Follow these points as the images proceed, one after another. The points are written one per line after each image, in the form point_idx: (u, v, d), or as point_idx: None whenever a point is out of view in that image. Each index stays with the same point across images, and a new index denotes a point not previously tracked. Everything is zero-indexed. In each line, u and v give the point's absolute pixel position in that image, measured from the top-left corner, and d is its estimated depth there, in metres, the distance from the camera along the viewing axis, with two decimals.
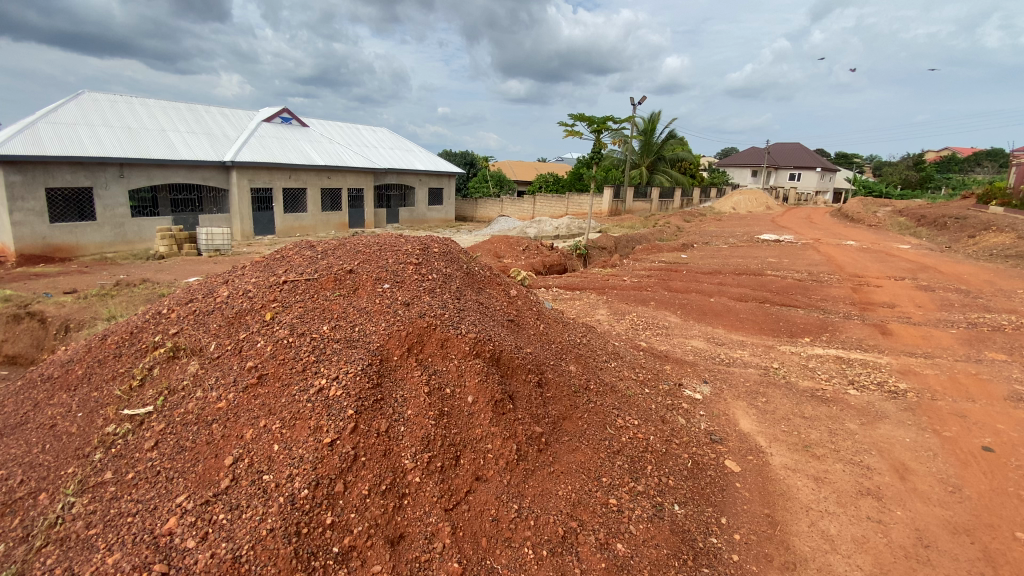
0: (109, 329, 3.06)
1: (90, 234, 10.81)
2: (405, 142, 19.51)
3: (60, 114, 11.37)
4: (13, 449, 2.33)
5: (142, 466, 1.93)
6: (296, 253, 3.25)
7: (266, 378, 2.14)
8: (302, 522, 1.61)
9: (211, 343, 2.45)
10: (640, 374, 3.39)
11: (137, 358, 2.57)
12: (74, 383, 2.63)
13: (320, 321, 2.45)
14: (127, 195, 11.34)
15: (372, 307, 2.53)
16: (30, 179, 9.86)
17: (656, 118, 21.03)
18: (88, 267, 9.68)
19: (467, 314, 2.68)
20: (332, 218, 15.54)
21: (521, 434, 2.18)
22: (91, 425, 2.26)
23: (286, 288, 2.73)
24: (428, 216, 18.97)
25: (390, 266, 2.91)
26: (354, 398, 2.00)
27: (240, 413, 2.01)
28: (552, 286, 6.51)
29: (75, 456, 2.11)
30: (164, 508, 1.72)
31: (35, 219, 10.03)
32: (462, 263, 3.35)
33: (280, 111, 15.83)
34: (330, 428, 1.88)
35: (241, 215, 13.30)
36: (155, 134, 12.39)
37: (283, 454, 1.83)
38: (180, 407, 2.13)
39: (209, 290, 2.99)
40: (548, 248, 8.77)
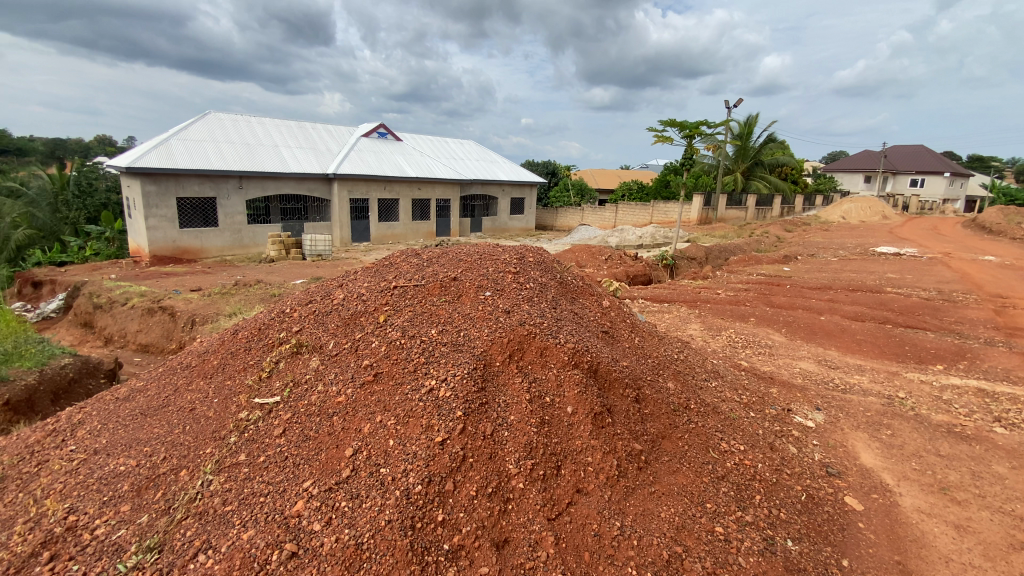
0: (239, 325, 3.42)
1: (212, 239, 12.23)
2: (490, 154, 20.07)
3: (192, 132, 13.00)
4: (158, 428, 2.68)
5: (271, 451, 2.12)
6: (403, 259, 3.44)
7: (381, 376, 2.29)
8: (417, 516, 1.68)
9: (330, 341, 2.66)
10: (744, 396, 3.18)
11: (264, 352, 2.84)
12: (209, 372, 2.96)
13: (428, 325, 2.56)
14: (244, 204, 12.69)
15: (474, 314, 2.60)
16: (163, 189, 11.34)
17: (753, 122, 19.88)
18: (211, 268, 10.92)
19: (565, 324, 2.67)
20: (421, 227, 16.35)
21: (621, 450, 2.12)
22: (225, 410, 2.53)
23: (397, 292, 2.89)
24: (510, 226, 19.34)
25: (490, 274, 2.99)
26: (461, 400, 2.06)
27: (358, 407, 2.16)
28: (639, 298, 6.35)
29: (212, 437, 2.37)
30: (293, 491, 1.87)
31: (168, 225, 11.51)
32: (556, 272, 3.35)
33: (377, 126, 16.93)
34: (441, 428, 1.95)
35: (340, 223, 14.38)
36: (269, 149, 13.76)
37: (397, 448, 1.92)
38: (304, 399, 2.33)
39: (326, 293, 3.26)
40: (633, 258, 8.56)
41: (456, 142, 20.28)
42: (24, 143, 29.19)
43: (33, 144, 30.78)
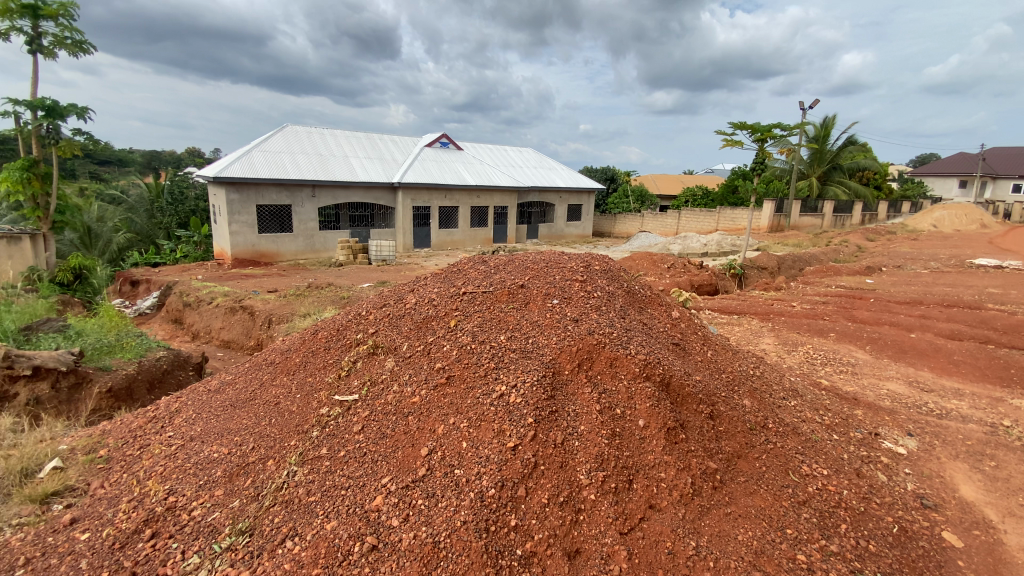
0: (319, 326, 3.65)
1: (287, 244, 13.06)
2: (548, 161, 20.17)
3: (271, 144, 13.99)
4: (246, 419, 2.90)
5: (350, 446, 2.25)
6: (471, 266, 3.54)
7: (453, 379, 2.38)
8: (490, 519, 1.72)
9: (404, 343, 2.81)
10: (826, 417, 3.00)
11: (342, 352, 3.02)
12: (292, 369, 3.18)
13: (497, 331, 2.62)
14: (316, 211, 13.47)
15: (543, 321, 2.63)
16: (245, 198, 12.23)
17: (831, 123, 18.76)
18: (286, 271, 11.65)
19: (635, 334, 2.63)
20: (479, 234, 16.67)
21: (695, 467, 2.06)
22: (307, 405, 2.71)
23: (466, 298, 3.00)
24: (566, 232, 19.30)
25: (558, 282, 3.01)
26: (532, 406, 2.08)
27: (432, 408, 2.27)
28: (706, 308, 6.14)
29: (296, 430, 2.54)
30: (372, 486, 1.99)
31: (248, 231, 12.40)
32: (623, 281, 3.31)
33: (439, 136, 17.48)
34: (513, 433, 1.99)
35: (403, 230, 14.93)
36: (339, 159, 14.55)
37: (470, 451, 1.99)
38: (380, 398, 2.47)
39: (399, 298, 3.44)
40: (698, 266, 8.29)
41: (515, 150, 20.55)
42: (125, 155, 32.34)
43: (134, 156, 34.19)
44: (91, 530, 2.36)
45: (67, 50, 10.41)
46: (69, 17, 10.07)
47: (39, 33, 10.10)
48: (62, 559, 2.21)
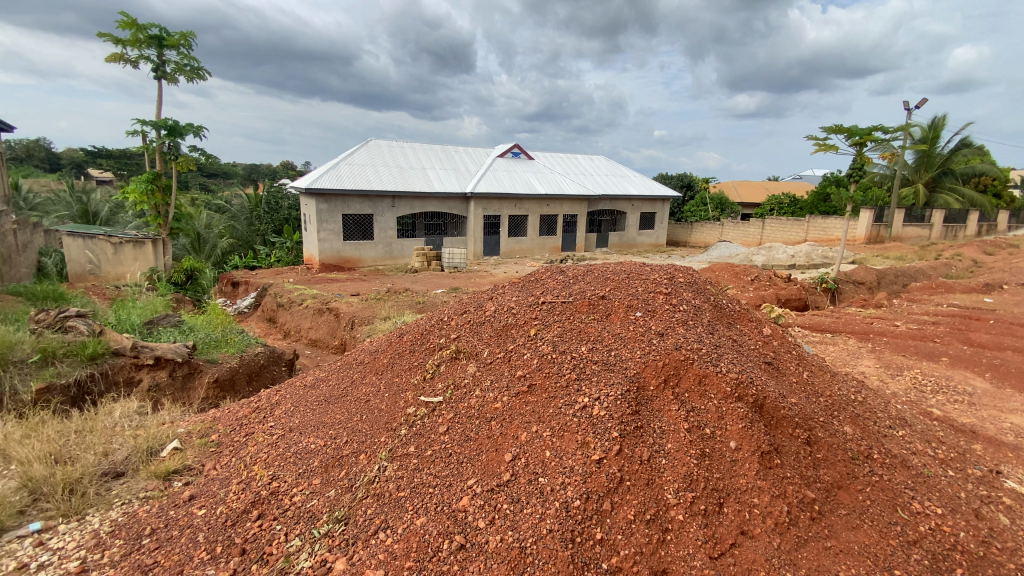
0: (404, 331, 3.88)
1: (368, 251, 13.86)
2: (620, 170, 19.91)
3: (356, 157, 14.95)
4: (339, 414, 3.12)
5: (436, 447, 2.37)
6: (549, 275, 3.59)
7: (534, 388, 2.42)
8: (576, 530, 1.74)
9: (484, 349, 2.91)
10: (938, 450, 2.71)
11: (427, 356, 3.19)
12: (380, 369, 3.42)
13: (578, 342, 2.64)
14: (395, 220, 14.19)
15: (626, 334, 2.63)
16: (332, 207, 13.14)
17: (941, 124, 16.98)
18: (366, 276, 12.35)
19: (724, 351, 2.56)
20: (548, 242, 16.75)
21: (792, 495, 1.95)
22: (395, 404, 2.88)
23: (545, 307, 3.04)
24: (638, 241, 18.92)
25: (640, 293, 2.99)
26: (616, 420, 2.09)
27: (514, 415, 2.33)
28: (795, 325, 5.76)
29: (385, 428, 2.70)
30: (459, 487, 2.08)
31: (334, 238, 13.30)
32: (709, 294, 3.22)
33: (511, 146, 17.82)
34: (598, 446, 2.00)
35: (474, 238, 15.34)
36: (417, 171, 15.26)
37: (553, 460, 2.02)
38: (464, 401, 2.58)
39: (478, 305, 3.58)
40: (785, 279, 7.80)
41: (586, 158, 20.48)
42: (229, 168, 35.91)
43: (236, 168, 37.76)
44: (206, 508, 2.64)
45: (186, 75, 11.77)
46: (187, 46, 11.38)
47: (164, 61, 11.49)
48: (182, 531, 2.48)
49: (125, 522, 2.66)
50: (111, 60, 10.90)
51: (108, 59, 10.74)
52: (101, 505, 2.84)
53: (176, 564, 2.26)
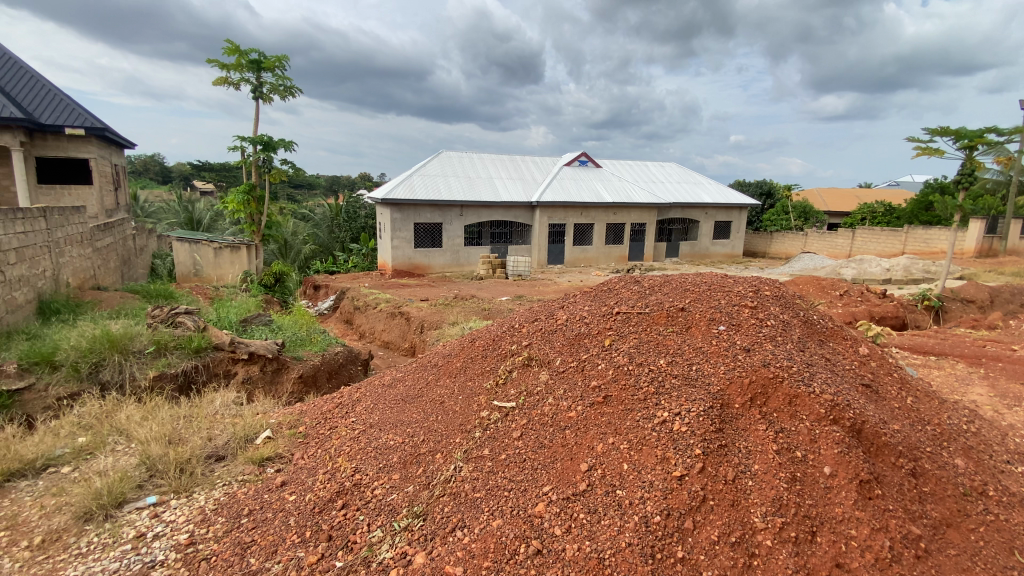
0: (477, 336, 4.01)
1: (437, 258, 14.34)
2: (692, 178, 19.27)
3: (428, 168, 15.59)
4: (415, 413, 3.26)
5: (510, 452, 2.41)
6: (623, 285, 3.56)
7: (610, 400, 2.42)
8: (656, 547, 1.73)
9: (557, 358, 2.93)
10: None
11: (500, 362, 3.27)
12: (454, 372, 3.55)
13: (656, 354, 2.62)
14: (463, 228, 14.60)
15: (709, 349, 2.57)
16: (404, 216, 13.75)
17: None
18: (435, 282, 12.78)
19: (817, 371, 2.44)
20: (615, 251, 16.49)
21: (896, 530, 1.79)
22: (469, 407, 2.97)
23: (620, 318, 3.02)
24: (712, 251, 18.19)
25: (724, 306, 2.91)
26: (699, 437, 2.06)
27: (590, 425, 2.33)
28: (893, 345, 5.29)
29: (460, 429, 2.79)
30: (534, 493, 2.11)
31: (406, 245, 13.90)
32: (799, 310, 3.09)
33: (578, 155, 17.79)
34: (679, 463, 1.98)
35: (539, 246, 15.42)
36: (485, 181, 15.64)
37: (632, 474, 2.02)
38: (537, 408, 2.61)
39: (550, 313, 3.61)
40: (879, 295, 7.19)
41: (655, 166, 20.04)
42: (314, 180, 38.68)
43: (320, 180, 40.58)
44: (296, 494, 2.84)
45: (280, 94, 12.84)
46: (282, 68, 12.42)
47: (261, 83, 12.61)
48: (276, 514, 2.70)
49: (226, 501, 2.93)
50: (217, 84, 12.15)
51: (215, 83, 11.97)
52: (206, 485, 3.14)
53: (271, 544, 2.46)
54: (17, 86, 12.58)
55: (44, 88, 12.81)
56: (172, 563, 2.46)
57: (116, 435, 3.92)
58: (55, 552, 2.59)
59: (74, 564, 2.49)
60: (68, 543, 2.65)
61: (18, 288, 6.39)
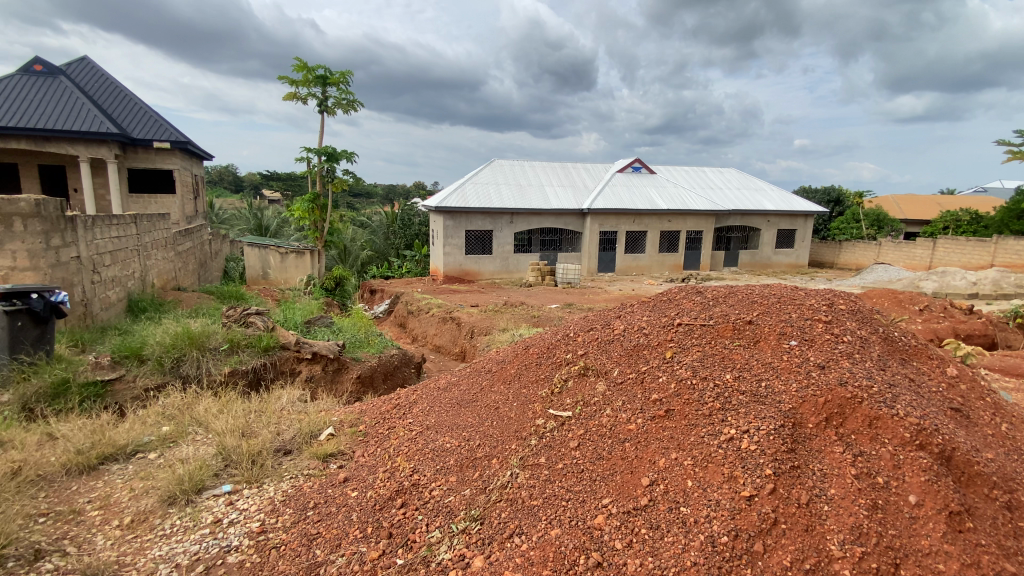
0: (531, 343, 4.05)
1: (487, 265, 14.54)
2: (752, 184, 18.52)
3: (480, 176, 15.88)
4: (471, 418, 3.32)
5: (568, 461, 2.41)
6: (684, 296, 3.50)
7: (672, 414, 2.38)
8: (723, 568, 1.69)
9: (614, 368, 2.90)
10: None
11: (554, 370, 3.29)
12: (508, 379, 3.59)
13: (721, 368, 2.56)
14: (513, 236, 14.74)
15: (779, 365, 2.50)
16: (456, 224, 14.06)
17: None
18: (485, 289, 12.97)
19: (900, 392, 2.30)
20: (668, 259, 16.09)
21: (994, 569, 1.64)
22: (524, 414, 3.00)
23: (682, 330, 2.96)
24: (773, 260, 17.38)
25: (795, 320, 2.83)
26: (769, 456, 2.00)
27: (651, 439, 2.29)
28: (981, 366, 4.85)
29: (515, 435, 2.83)
30: (593, 505, 2.09)
31: (457, 252, 14.20)
32: (878, 326, 2.94)
33: (632, 161, 17.53)
34: (748, 483, 1.92)
35: (590, 254, 15.30)
36: (536, 189, 15.73)
37: (697, 491, 1.97)
38: (595, 419, 2.59)
39: (606, 322, 3.58)
40: (966, 311, 6.60)
41: (712, 172, 19.42)
42: (371, 190, 40.30)
43: (377, 189, 42.18)
44: (358, 490, 2.95)
45: (343, 107, 13.51)
46: (346, 83, 13.08)
47: (326, 97, 13.32)
48: (339, 509, 2.81)
49: (293, 493, 3.09)
50: (288, 99, 12.96)
51: (286, 98, 12.79)
52: (275, 476, 3.32)
53: (336, 537, 2.57)
54: (115, 106, 13.98)
55: (137, 106, 14.14)
56: (246, 549, 2.63)
57: (195, 425, 4.24)
58: (142, 532, 2.83)
59: (159, 544, 2.71)
60: (154, 524, 2.89)
61: (112, 287, 7.05)
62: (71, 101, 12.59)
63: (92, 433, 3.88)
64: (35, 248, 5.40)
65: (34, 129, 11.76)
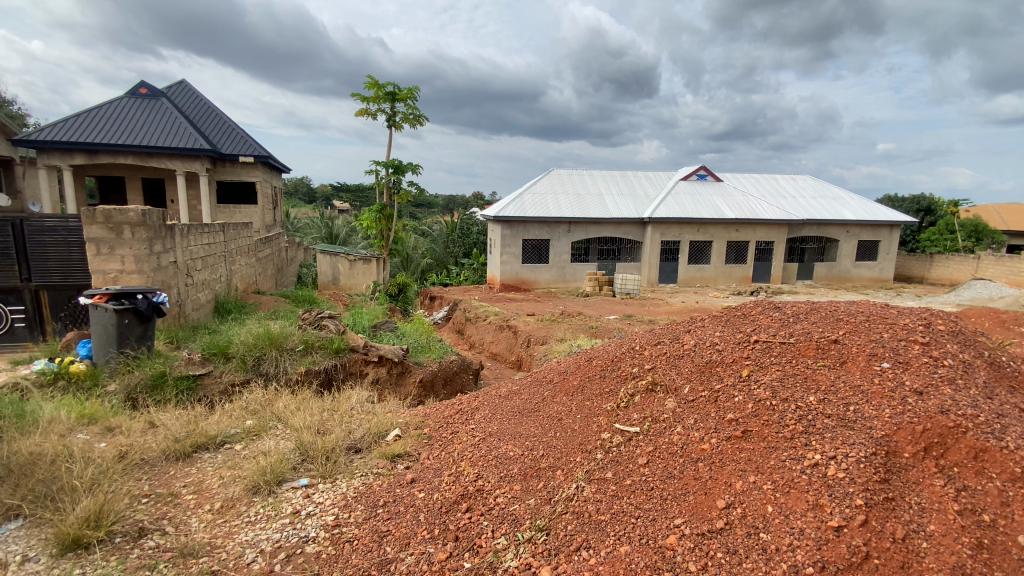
0: (593, 355, 4.06)
1: (544, 274, 14.58)
2: (830, 193, 17.42)
3: (539, 186, 16.02)
4: (533, 428, 3.34)
5: (636, 478, 2.38)
6: (759, 313, 3.39)
7: (750, 435, 2.30)
8: None
9: (685, 385, 2.84)
10: None
11: (619, 383, 3.26)
12: (571, 391, 3.58)
13: (804, 391, 2.45)
14: (570, 245, 14.72)
15: (870, 389, 2.37)
16: (514, 233, 14.24)
17: None
18: (541, 298, 13.02)
19: (1011, 421, 2.11)
20: (735, 271, 15.40)
21: None
22: (588, 427, 3.00)
23: (759, 347, 2.88)
24: (853, 274, 16.20)
25: (887, 341, 2.69)
26: (860, 485, 1.89)
27: (726, 460, 2.23)
28: None
29: (580, 448, 2.83)
30: (664, 524, 2.05)
31: (514, 260, 14.36)
32: (983, 349, 2.72)
33: (696, 169, 17.03)
34: (835, 513, 1.83)
35: (649, 264, 14.96)
36: (595, 198, 15.64)
37: (778, 517, 1.90)
38: (664, 436, 2.54)
39: (675, 336, 3.50)
40: None
41: (785, 180, 18.46)
42: (432, 200, 41.57)
43: (438, 199, 43.44)
44: (425, 492, 3.04)
45: (410, 122, 14.11)
46: (413, 99, 13.68)
47: (395, 112, 13.99)
48: (407, 508, 2.91)
49: (364, 491, 3.24)
50: (360, 115, 13.74)
51: (357, 115, 13.57)
52: (346, 473, 3.50)
53: (404, 536, 2.66)
54: (208, 124, 15.38)
55: (226, 124, 15.50)
56: (322, 540, 2.78)
57: (275, 421, 4.55)
58: (231, 517, 3.07)
59: (245, 530, 2.93)
60: (240, 511, 3.13)
61: (203, 290, 7.73)
62: (170, 121, 14.00)
63: (187, 423, 4.28)
64: (140, 253, 6.01)
65: (139, 147, 13.16)
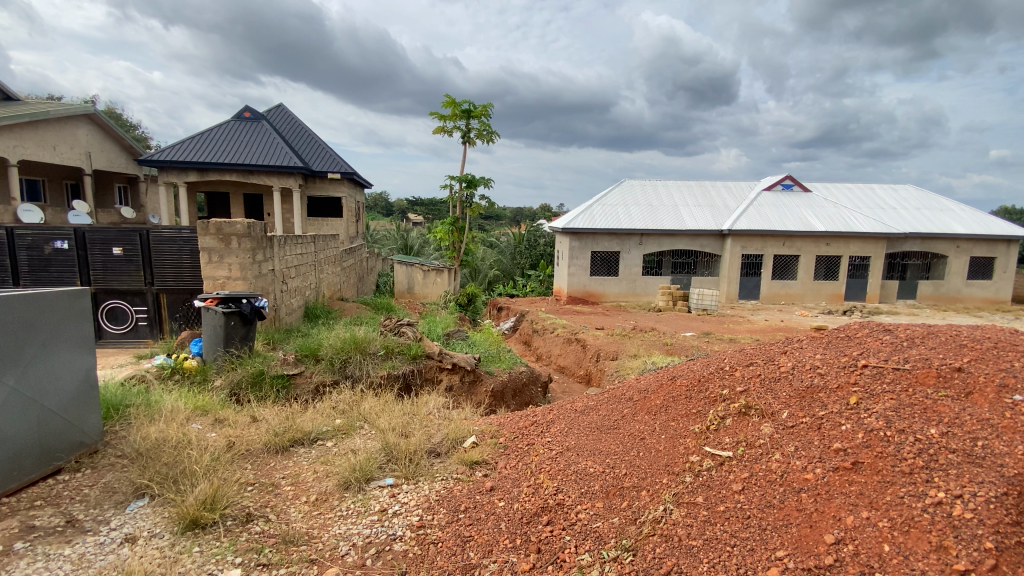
0: (676, 374, 3.95)
1: (613, 286, 14.35)
2: (937, 204, 15.78)
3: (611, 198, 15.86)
4: (614, 445, 3.31)
5: (731, 504, 2.29)
6: (867, 335, 3.16)
7: (860, 467, 2.15)
8: None
9: (782, 411, 2.70)
10: None
11: (707, 405, 3.15)
12: (653, 410, 3.51)
13: (924, 422, 2.25)
14: (642, 257, 14.41)
15: (999, 423, 2.14)
16: (583, 245, 14.18)
17: None
18: (610, 311, 12.84)
19: None
20: (825, 288, 14.27)
21: None
22: (675, 448, 2.93)
23: (868, 373, 2.69)
24: (965, 294, 14.50)
25: (1019, 371, 2.42)
26: (990, 528, 1.73)
27: (834, 493, 2.08)
28: None
29: (667, 470, 2.76)
30: (763, 554, 1.96)
31: (582, 273, 14.27)
32: None
33: (781, 179, 16.08)
34: (962, 556, 1.68)
35: (728, 279, 14.25)
36: (669, 210, 15.23)
37: (896, 558, 1.75)
38: (761, 463, 2.43)
39: (769, 357, 3.33)
40: None
41: (883, 190, 16.96)
42: (501, 212, 42.40)
43: (506, 212, 44.19)
44: (505, 501, 3.09)
45: (483, 138, 14.60)
46: (487, 116, 14.16)
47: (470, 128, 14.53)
48: (488, 515, 2.97)
49: (445, 494, 3.35)
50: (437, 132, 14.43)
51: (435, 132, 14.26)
52: (428, 475, 3.64)
53: (486, 543, 2.72)
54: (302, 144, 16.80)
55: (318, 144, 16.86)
56: (408, 539, 2.91)
57: (361, 421, 4.85)
58: (325, 510, 3.30)
59: (339, 523, 3.14)
60: (333, 505, 3.36)
61: (295, 296, 8.41)
62: (270, 142, 15.47)
63: (285, 419, 4.66)
64: (245, 261, 6.67)
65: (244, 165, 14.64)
